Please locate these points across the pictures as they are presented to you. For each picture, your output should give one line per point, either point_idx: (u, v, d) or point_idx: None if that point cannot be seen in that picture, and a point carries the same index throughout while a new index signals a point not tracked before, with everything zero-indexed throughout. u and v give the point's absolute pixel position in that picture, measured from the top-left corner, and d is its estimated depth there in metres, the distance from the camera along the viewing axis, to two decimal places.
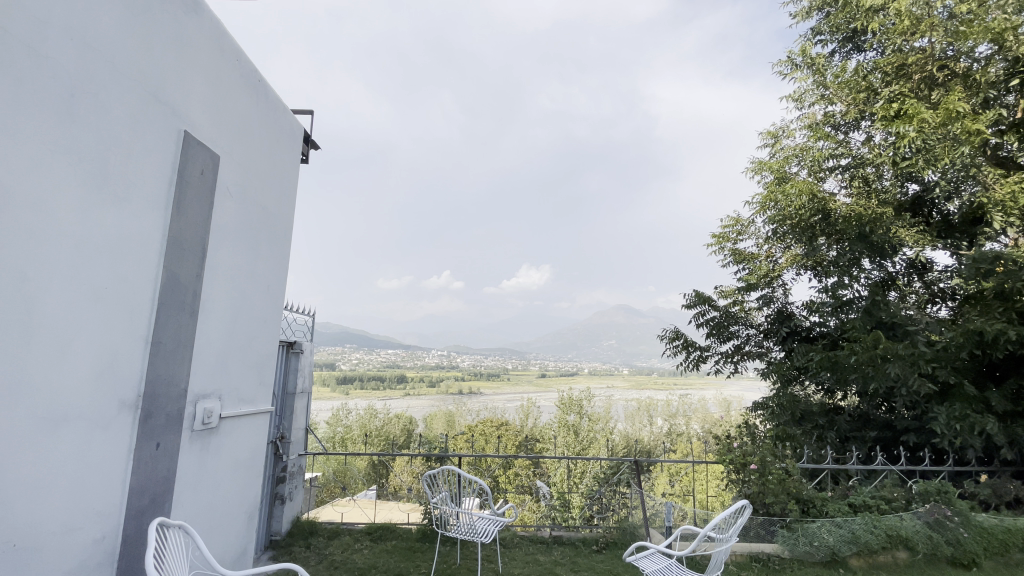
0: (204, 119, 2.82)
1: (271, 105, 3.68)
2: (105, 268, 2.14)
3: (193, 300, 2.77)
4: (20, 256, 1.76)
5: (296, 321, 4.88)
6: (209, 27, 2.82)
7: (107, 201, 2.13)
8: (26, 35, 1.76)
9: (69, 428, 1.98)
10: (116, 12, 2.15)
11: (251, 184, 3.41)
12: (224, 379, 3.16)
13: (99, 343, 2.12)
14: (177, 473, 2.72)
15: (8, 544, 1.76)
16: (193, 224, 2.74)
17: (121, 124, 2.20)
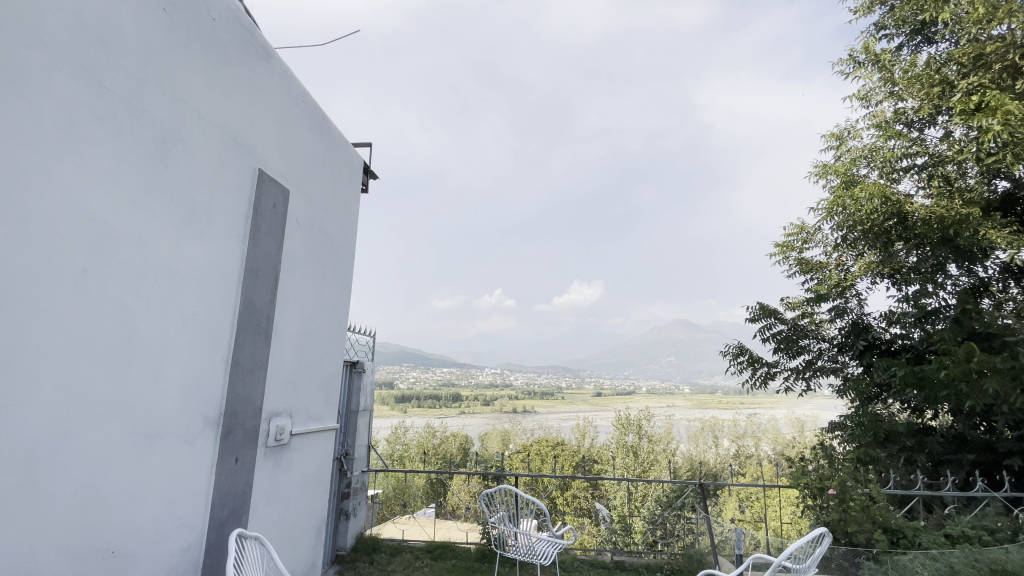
0: (276, 157, 3.07)
1: (334, 141, 3.94)
2: (192, 296, 2.36)
3: (267, 323, 2.98)
4: (123, 288, 1.98)
5: (359, 341, 5.10)
6: (278, 74, 3.07)
7: (193, 236, 2.37)
8: (127, 91, 1.99)
9: (162, 443, 2.18)
10: (201, 68, 2.40)
11: (318, 214, 3.65)
12: (295, 397, 3.36)
13: (188, 363, 2.34)
14: (253, 486, 2.89)
15: (109, 550, 1.94)
16: (267, 253, 2.97)
17: (205, 167, 2.44)
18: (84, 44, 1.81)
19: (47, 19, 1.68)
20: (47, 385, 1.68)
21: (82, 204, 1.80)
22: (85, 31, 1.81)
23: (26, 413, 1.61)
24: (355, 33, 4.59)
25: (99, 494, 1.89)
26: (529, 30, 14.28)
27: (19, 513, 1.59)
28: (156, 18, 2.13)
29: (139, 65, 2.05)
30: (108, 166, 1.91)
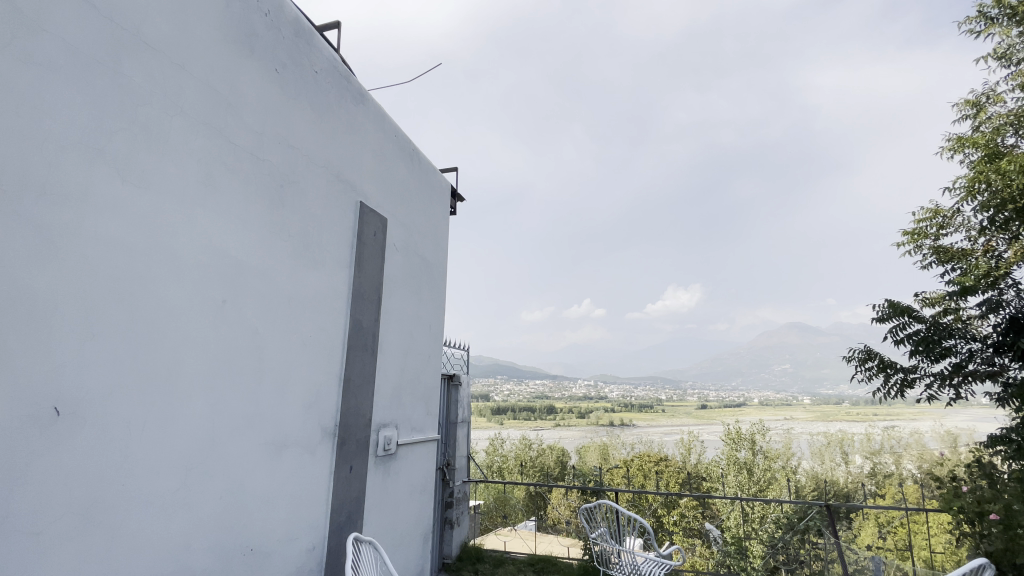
0: (374, 189, 3.36)
1: (424, 170, 4.22)
2: (309, 320, 2.65)
3: (373, 341, 3.25)
4: (254, 314, 2.28)
5: (454, 356, 5.34)
6: (372, 113, 3.37)
7: (308, 266, 2.67)
8: (250, 144, 2.32)
9: (289, 452, 2.47)
10: (309, 117, 2.73)
11: (413, 238, 3.92)
12: (400, 410, 3.61)
13: (308, 380, 2.62)
14: (366, 493, 3.15)
15: (248, 547, 2.22)
16: (370, 276, 3.25)
17: (314, 204, 2.75)
18: (215, 109, 2.13)
19: (188, 92, 2.00)
20: (195, 401, 1.97)
21: (218, 246, 2.11)
22: (215, 97, 2.14)
23: (180, 426, 1.90)
24: (438, 66, 4.90)
25: (240, 497, 2.18)
26: (607, 38, 14.24)
27: (176, 513, 1.88)
28: (270, 78, 2.45)
29: (258, 121, 2.37)
30: (237, 211, 2.23)
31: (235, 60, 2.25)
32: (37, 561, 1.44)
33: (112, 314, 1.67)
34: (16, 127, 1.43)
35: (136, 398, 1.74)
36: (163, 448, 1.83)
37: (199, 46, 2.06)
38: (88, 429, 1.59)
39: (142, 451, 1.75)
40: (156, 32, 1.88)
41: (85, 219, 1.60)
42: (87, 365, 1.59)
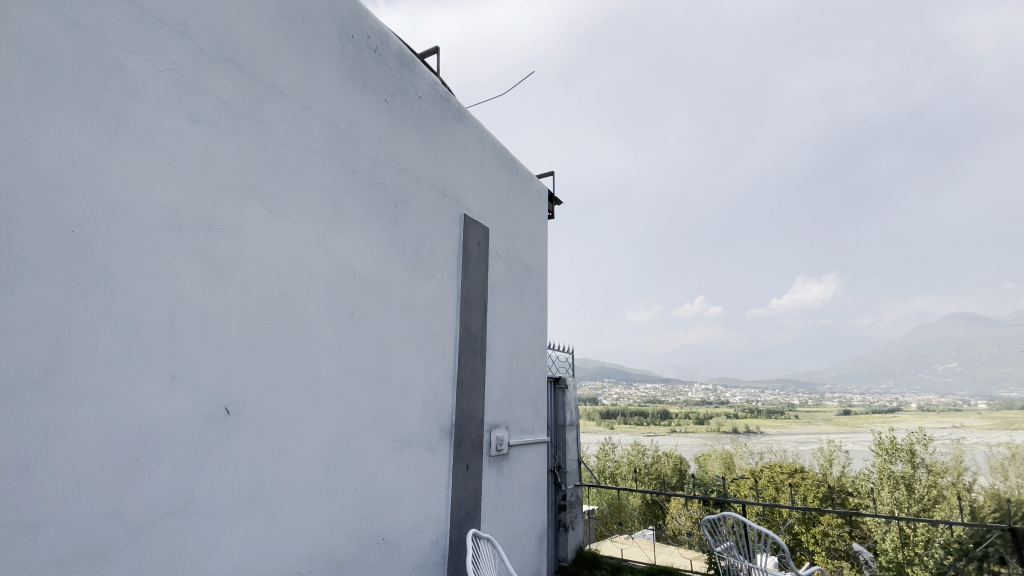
0: (476, 201, 3.53)
1: (522, 178, 4.32)
2: (423, 327, 2.84)
3: (482, 346, 3.39)
4: (377, 324, 2.51)
5: (559, 359, 5.37)
6: (471, 129, 3.54)
7: (421, 277, 2.88)
8: (367, 170, 2.57)
9: (412, 450, 2.67)
10: (415, 140, 2.95)
11: (514, 245, 4.03)
12: (510, 411, 3.72)
13: (425, 383, 2.81)
14: (482, 491, 3.28)
15: (381, 538, 2.43)
16: (476, 283, 3.40)
17: (424, 219, 2.96)
18: (338, 142, 2.40)
19: (315, 130, 2.28)
20: (332, 401, 2.22)
21: (345, 264, 2.36)
22: (337, 132, 2.41)
23: (321, 424, 2.15)
24: (531, 74, 4.98)
25: (372, 490, 2.40)
26: None
27: (319, 502, 2.12)
28: (381, 107, 2.70)
29: (373, 148, 2.62)
30: (359, 231, 2.47)
31: (351, 96, 2.51)
32: (213, 537, 1.72)
33: (264, 327, 1.95)
34: (186, 175, 1.74)
35: (285, 399, 2.01)
36: (307, 444, 2.09)
37: (322, 88, 2.34)
38: (249, 426, 1.86)
39: (292, 445, 2.02)
40: (288, 82, 2.17)
41: (242, 248, 1.90)
42: (247, 372, 1.88)
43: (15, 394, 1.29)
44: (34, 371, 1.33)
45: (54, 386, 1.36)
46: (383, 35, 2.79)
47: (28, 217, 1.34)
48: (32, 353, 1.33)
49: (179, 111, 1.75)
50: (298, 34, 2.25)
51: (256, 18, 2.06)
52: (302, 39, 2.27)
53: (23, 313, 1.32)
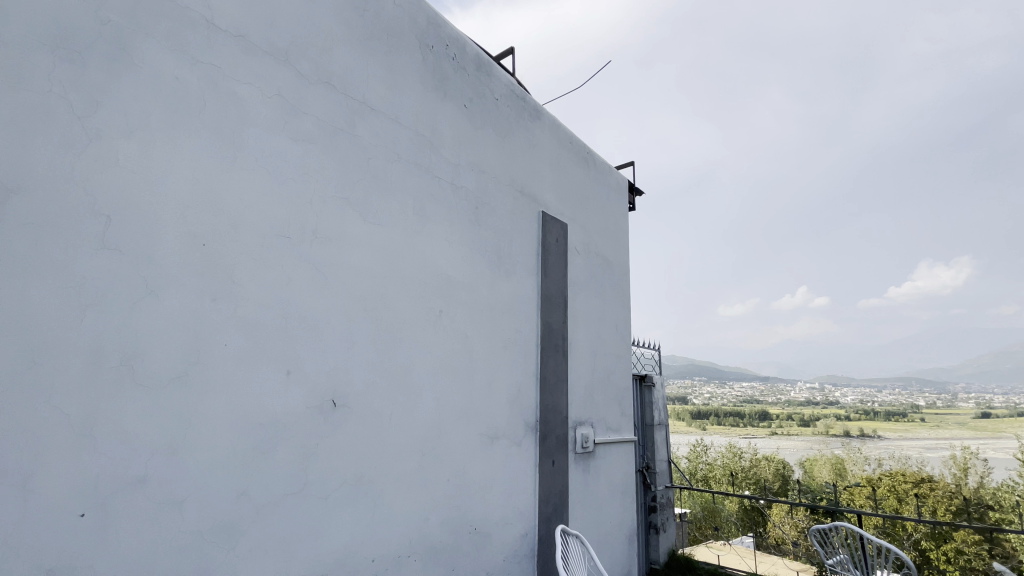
0: (554, 198, 3.53)
1: (601, 171, 4.24)
2: (506, 324, 2.90)
3: (563, 342, 3.39)
4: (463, 321, 2.60)
5: (644, 356, 5.20)
6: (548, 125, 3.54)
7: (503, 276, 2.93)
8: (449, 175, 2.67)
9: (499, 444, 2.73)
10: (493, 141, 3.01)
11: (594, 240, 3.98)
12: (594, 409, 3.68)
13: (509, 379, 2.86)
14: (569, 487, 3.28)
15: (473, 528, 2.52)
16: (556, 279, 3.40)
17: (503, 219, 3.01)
18: (422, 149, 2.52)
19: (402, 140, 2.41)
20: (424, 396, 2.34)
21: (432, 266, 2.48)
22: (421, 139, 2.53)
23: (415, 417, 2.28)
24: (608, 64, 4.86)
25: (463, 481, 2.49)
26: None
27: (416, 490, 2.25)
28: (460, 113, 2.79)
29: (453, 152, 2.71)
30: (443, 233, 2.57)
31: (432, 104, 2.62)
32: (324, 518, 1.89)
33: (363, 326, 2.10)
34: (292, 190, 1.93)
35: (383, 392, 2.15)
36: (403, 435, 2.22)
37: (407, 99, 2.47)
38: (353, 417, 2.02)
39: (391, 437, 2.16)
40: (376, 97, 2.32)
41: (342, 254, 2.06)
42: (350, 368, 2.04)
43: (164, 386, 1.52)
44: (177, 367, 1.55)
45: (193, 380, 1.58)
46: (460, 41, 2.88)
47: (167, 234, 1.56)
48: (175, 351, 1.55)
49: (285, 132, 1.93)
50: (383, 51, 2.39)
51: (346, 39, 2.22)
52: (387, 55, 2.41)
53: (168, 318, 1.54)
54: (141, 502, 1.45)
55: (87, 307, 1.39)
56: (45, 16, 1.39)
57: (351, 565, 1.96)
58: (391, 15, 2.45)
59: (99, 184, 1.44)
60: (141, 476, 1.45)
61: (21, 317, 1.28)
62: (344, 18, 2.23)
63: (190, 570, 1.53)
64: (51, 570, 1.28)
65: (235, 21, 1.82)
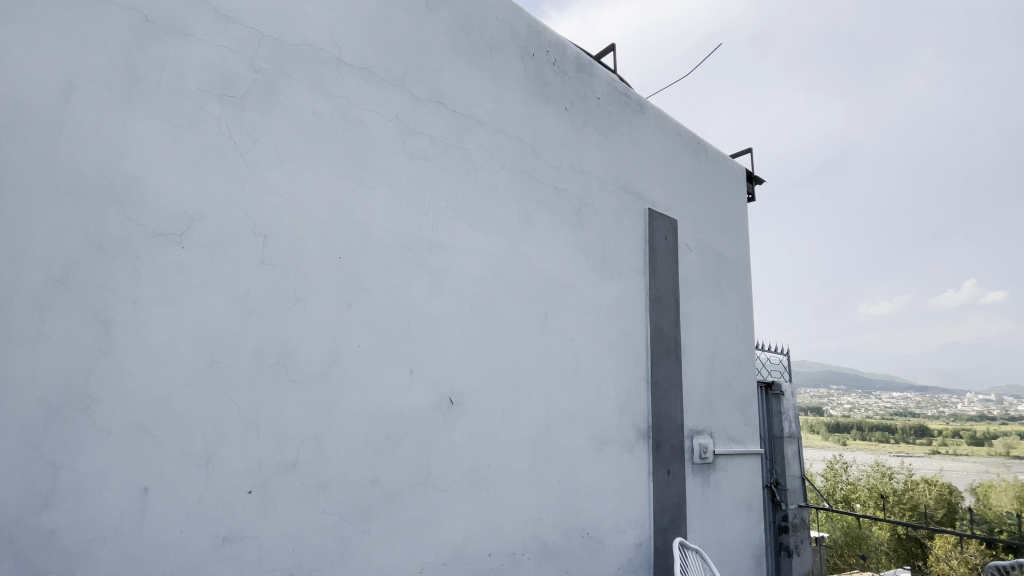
0: (661, 194, 3.38)
1: (714, 162, 3.97)
2: (614, 327, 2.84)
3: (676, 346, 3.23)
4: (569, 323, 2.60)
5: (770, 360, 4.76)
6: (653, 119, 3.41)
7: (609, 277, 2.88)
8: (552, 179, 2.69)
9: (610, 449, 2.68)
10: (595, 141, 2.97)
11: (708, 236, 3.73)
12: (713, 417, 3.45)
13: (619, 383, 2.80)
14: (686, 499, 3.11)
15: (585, 532, 2.50)
16: (665, 280, 3.25)
17: (608, 220, 2.96)
18: (525, 155, 2.57)
19: (506, 149, 2.49)
20: (533, 397, 2.37)
21: (538, 270, 2.51)
22: (524, 146, 2.58)
23: (525, 418, 2.32)
24: (718, 46, 4.55)
25: (574, 485, 2.48)
26: None
27: (529, 491, 2.29)
28: (562, 116, 2.80)
29: (556, 157, 2.73)
30: (548, 238, 2.60)
31: (534, 111, 2.66)
32: (444, 510, 2.00)
33: (474, 329, 2.20)
34: (410, 205, 2.08)
35: (495, 393, 2.22)
36: (514, 436, 2.27)
37: (510, 108, 2.54)
38: (468, 416, 2.12)
39: (503, 436, 2.23)
40: (482, 110, 2.42)
41: (454, 261, 2.18)
42: (464, 369, 2.14)
43: (311, 382, 1.72)
44: (320, 366, 1.75)
45: (333, 377, 1.77)
46: (560, 46, 2.89)
47: (310, 249, 1.78)
48: (319, 352, 1.75)
49: (402, 150, 2.10)
50: (487, 65, 2.48)
51: (453, 58, 2.35)
52: (491, 68, 2.50)
53: (312, 323, 1.75)
54: (295, 483, 1.66)
55: (251, 313, 1.63)
56: (215, 72, 1.67)
57: (469, 558, 2.05)
58: (493, 29, 2.54)
59: (258, 209, 1.69)
60: (294, 461, 1.66)
61: (204, 323, 1.54)
62: (451, 39, 2.36)
63: (333, 546, 1.72)
64: (228, 535, 1.53)
65: (358, 55, 2.02)
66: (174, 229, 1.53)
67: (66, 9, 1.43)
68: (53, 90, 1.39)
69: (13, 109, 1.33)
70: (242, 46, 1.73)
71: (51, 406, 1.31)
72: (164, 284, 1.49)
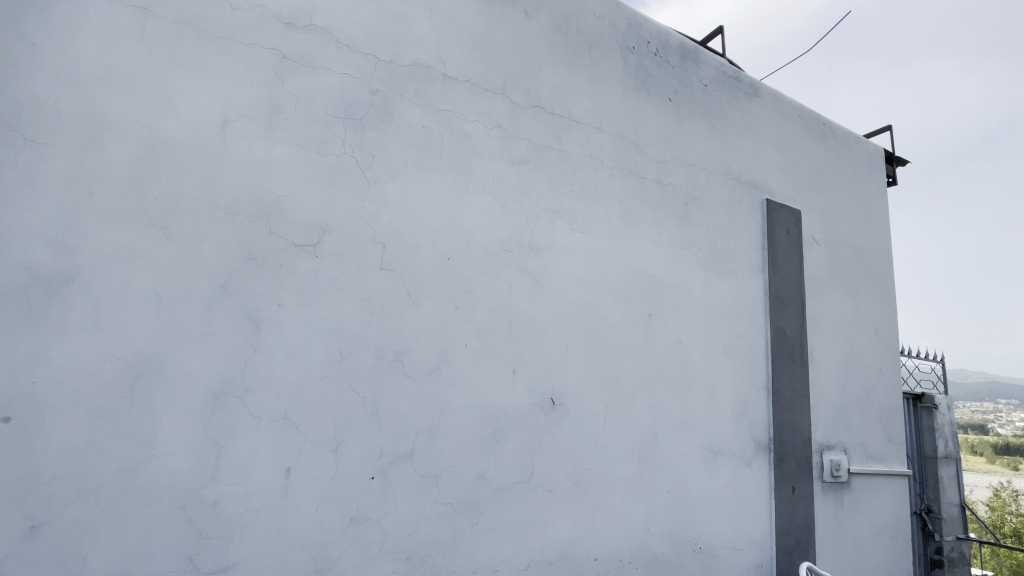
0: (780, 183, 3.08)
1: (844, 143, 3.53)
2: (727, 329, 2.65)
3: (801, 351, 2.92)
4: (676, 325, 2.48)
5: (919, 368, 4.11)
6: (769, 102, 3.12)
7: (721, 275, 2.70)
8: (656, 174, 2.58)
9: (724, 460, 2.51)
10: (703, 131, 2.80)
11: (838, 227, 3.33)
12: (847, 431, 3.07)
13: (733, 389, 2.61)
14: (815, 520, 2.80)
15: (696, 546, 2.36)
16: (786, 277, 2.96)
17: (719, 214, 2.77)
18: (627, 152, 2.50)
19: (606, 147, 2.44)
20: (639, 402, 2.30)
21: (642, 269, 2.43)
22: (625, 143, 2.51)
23: (631, 423, 2.26)
24: None
25: (685, 495, 2.36)
26: None
27: (635, 498, 2.22)
28: (665, 109, 2.68)
29: (660, 151, 2.62)
30: (653, 235, 2.50)
31: (635, 106, 2.58)
32: (549, 510, 2.02)
33: (577, 330, 2.19)
34: (512, 209, 2.13)
35: (598, 395, 2.19)
36: (619, 440, 2.22)
37: (610, 105, 2.49)
38: (571, 417, 2.11)
39: (607, 440, 2.18)
40: (581, 109, 2.40)
41: (556, 263, 2.19)
42: (567, 370, 2.14)
43: (424, 379, 1.83)
44: (432, 364, 1.86)
45: (443, 374, 1.87)
46: (663, 35, 2.76)
47: (422, 254, 1.89)
48: (431, 351, 1.86)
49: (504, 156, 2.15)
50: (586, 64, 2.46)
51: (551, 60, 2.36)
52: (590, 67, 2.47)
53: (424, 323, 1.86)
54: (411, 473, 1.77)
55: (372, 315, 1.78)
56: (339, 98, 1.84)
57: (575, 561, 2.04)
58: (592, 26, 2.51)
59: (377, 219, 1.83)
60: (409, 452, 1.78)
61: (334, 323, 1.71)
62: (549, 41, 2.37)
63: (446, 536, 1.81)
64: (355, 517, 1.68)
65: (462, 68, 2.11)
66: (308, 240, 1.71)
67: (222, 56, 1.68)
68: (215, 125, 1.64)
69: (185, 145, 1.59)
70: (360, 71, 1.90)
71: (216, 396, 1.54)
72: (302, 289, 1.68)
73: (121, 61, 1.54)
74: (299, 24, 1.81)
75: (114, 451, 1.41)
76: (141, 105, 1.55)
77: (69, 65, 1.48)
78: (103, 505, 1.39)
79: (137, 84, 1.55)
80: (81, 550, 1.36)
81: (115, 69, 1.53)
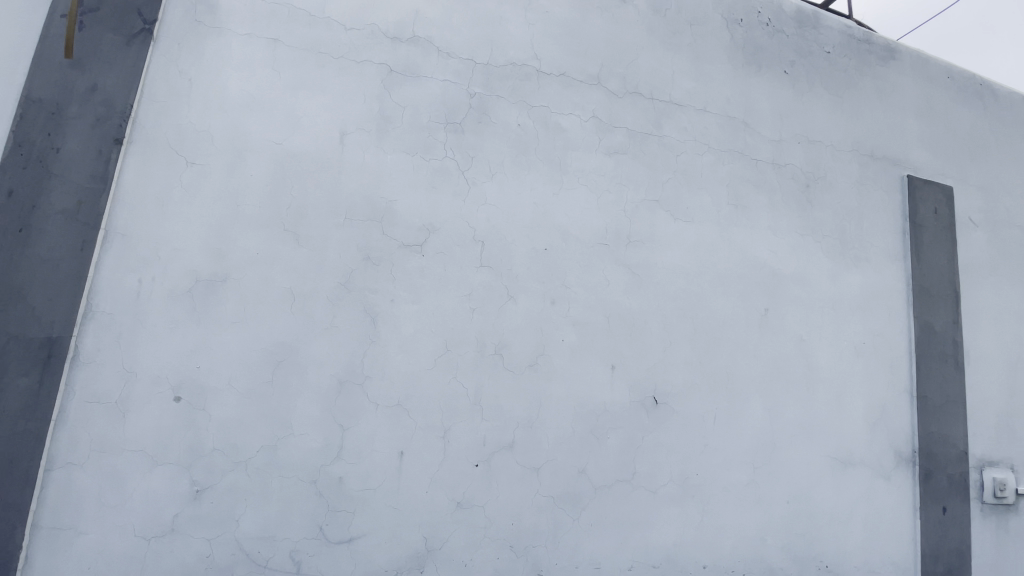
0: (923, 157, 2.67)
1: (1010, 104, 2.97)
2: (858, 325, 2.36)
3: (954, 350, 2.52)
4: (795, 320, 2.26)
5: None
6: (908, 64, 2.72)
7: (849, 265, 2.41)
8: (769, 155, 2.37)
9: (855, 470, 2.25)
10: (825, 104, 2.51)
11: (1002, 204, 2.82)
12: (1017, 445, 2.59)
13: (866, 392, 2.32)
14: (973, 547, 2.41)
15: (822, 563, 2.14)
16: (933, 265, 2.57)
17: (846, 196, 2.47)
18: (735, 134, 2.33)
19: (712, 130, 2.29)
20: (753, 402, 2.13)
21: (754, 260, 2.25)
22: (734, 124, 2.33)
23: (743, 425, 2.11)
24: None
25: (807, 507, 2.15)
26: None
27: (749, 505, 2.07)
28: (780, 83, 2.44)
29: (774, 130, 2.40)
30: (766, 222, 2.30)
31: (745, 83, 2.38)
32: (653, 511, 1.95)
33: (681, 325, 2.08)
34: (610, 201, 2.08)
35: (705, 394, 2.07)
36: (730, 443, 2.08)
37: (715, 86, 2.33)
38: (675, 416, 2.02)
39: (716, 442, 2.06)
40: (683, 93, 2.27)
41: (657, 255, 2.10)
42: (670, 366, 2.05)
43: (525, 373, 1.86)
44: (532, 358, 1.88)
45: (543, 368, 1.89)
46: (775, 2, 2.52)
47: (521, 250, 1.92)
48: (531, 345, 1.89)
49: (601, 148, 2.11)
50: (688, 44, 2.32)
51: (650, 44, 2.26)
52: (692, 46, 2.33)
53: (523, 318, 1.89)
54: (512, 464, 1.82)
55: (474, 309, 1.84)
56: (441, 103, 1.93)
57: (682, 566, 1.96)
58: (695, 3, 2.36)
59: (478, 217, 1.89)
60: (511, 443, 1.82)
61: (440, 318, 1.80)
62: (648, 24, 2.27)
63: (547, 529, 1.83)
64: (461, 501, 1.75)
65: (557, 62, 2.10)
66: (415, 239, 1.82)
67: (339, 74, 1.83)
68: (335, 137, 1.80)
69: (311, 157, 1.76)
70: (460, 76, 1.96)
71: (339, 383, 1.69)
72: (411, 285, 1.79)
73: (257, 87, 1.75)
74: (404, 37, 1.92)
75: (261, 428, 1.61)
76: (275, 124, 1.75)
77: (219, 94, 1.71)
78: (251, 474, 1.60)
79: (270, 106, 1.75)
80: (235, 513, 1.57)
81: (254, 94, 1.74)
